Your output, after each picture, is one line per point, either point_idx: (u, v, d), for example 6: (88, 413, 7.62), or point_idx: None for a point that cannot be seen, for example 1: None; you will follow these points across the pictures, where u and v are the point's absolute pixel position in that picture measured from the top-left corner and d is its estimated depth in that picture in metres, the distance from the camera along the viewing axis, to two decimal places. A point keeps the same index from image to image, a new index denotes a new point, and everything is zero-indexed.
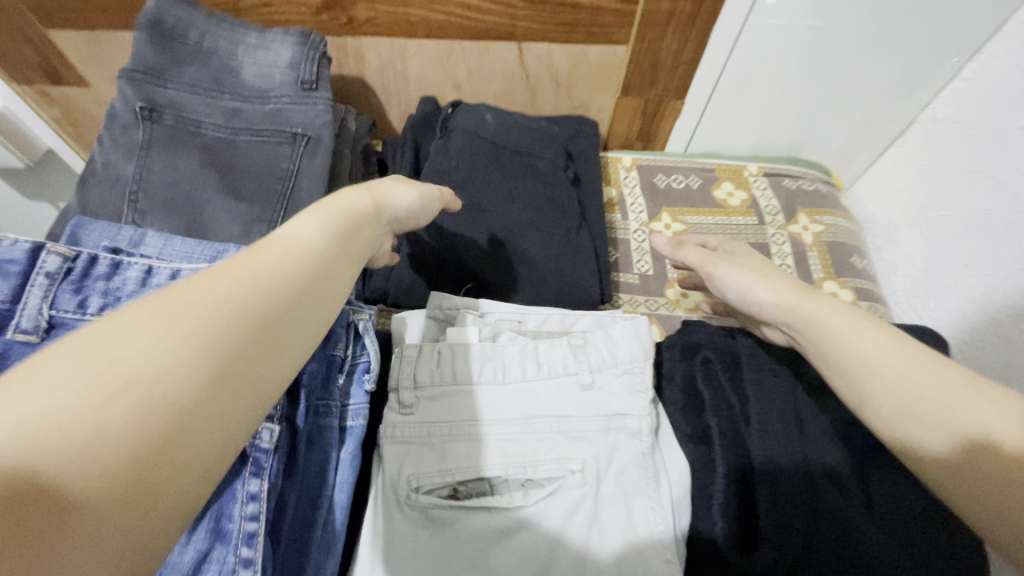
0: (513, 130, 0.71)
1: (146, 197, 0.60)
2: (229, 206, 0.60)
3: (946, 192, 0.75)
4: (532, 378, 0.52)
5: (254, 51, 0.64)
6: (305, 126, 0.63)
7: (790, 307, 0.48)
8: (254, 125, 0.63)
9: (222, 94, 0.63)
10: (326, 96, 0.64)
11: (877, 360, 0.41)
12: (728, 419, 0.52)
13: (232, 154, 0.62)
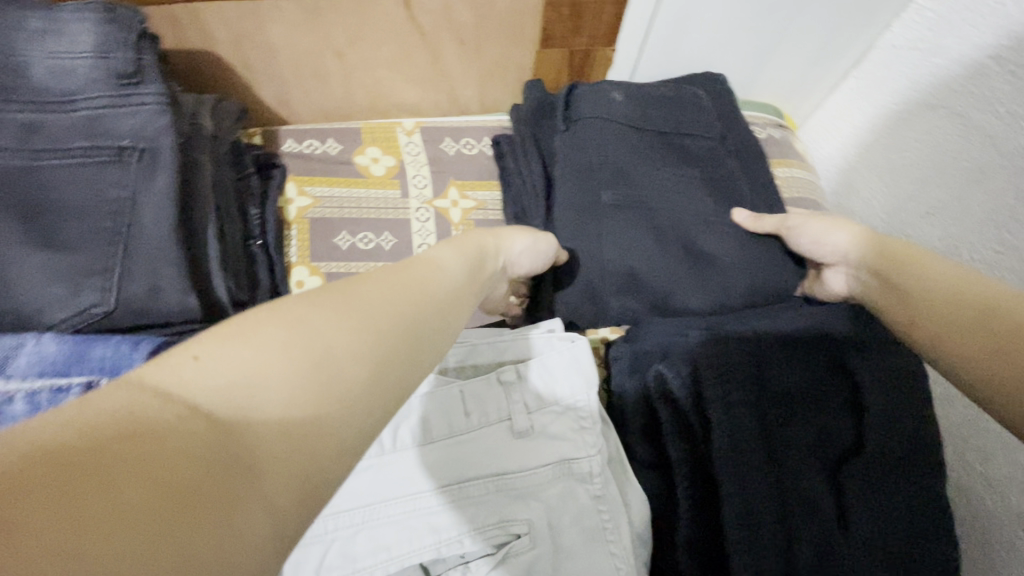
0: (648, 108, 0.63)
1: None
2: (43, 261, 0.44)
3: (903, 131, 0.68)
4: (460, 430, 0.44)
5: (42, 39, 0.48)
6: (135, 136, 0.49)
7: (867, 246, 0.50)
8: (64, 141, 0.48)
9: (5, 103, 0.47)
10: (155, 91, 0.50)
11: (907, 279, 0.44)
12: (688, 445, 0.46)
13: (38, 187, 0.46)
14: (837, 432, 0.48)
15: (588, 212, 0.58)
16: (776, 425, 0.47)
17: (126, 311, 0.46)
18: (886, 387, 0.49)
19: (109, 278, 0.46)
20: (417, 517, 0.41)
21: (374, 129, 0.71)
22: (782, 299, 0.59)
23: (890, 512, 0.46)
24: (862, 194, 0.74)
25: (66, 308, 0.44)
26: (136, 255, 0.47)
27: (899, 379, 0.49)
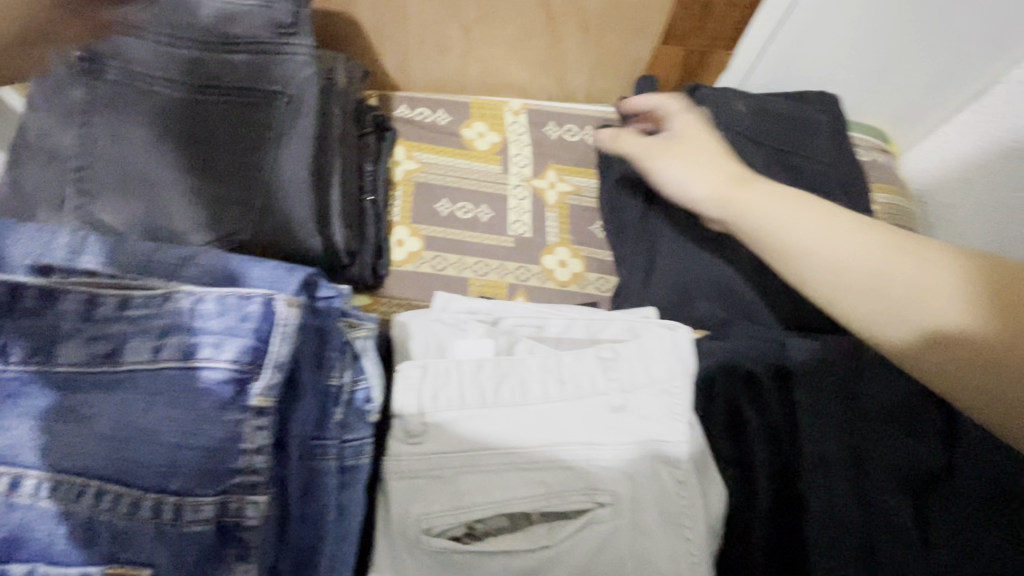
0: (766, 121, 0.64)
1: (93, 173, 0.46)
2: (195, 186, 0.47)
3: None
4: (557, 398, 0.45)
5: None
6: (284, 82, 0.52)
7: (722, 199, 0.45)
8: (223, 79, 0.51)
9: (177, 38, 0.50)
10: (307, 44, 0.54)
11: (805, 237, 0.39)
12: (773, 443, 0.47)
13: (194, 117, 0.49)
14: (934, 464, 0.46)
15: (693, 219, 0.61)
16: (870, 443, 0.46)
17: (264, 245, 0.49)
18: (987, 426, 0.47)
19: (249, 211, 0.48)
20: (509, 470, 0.44)
21: (481, 106, 0.74)
22: None
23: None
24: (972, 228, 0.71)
25: (213, 237, 0.47)
26: (273, 197, 0.49)
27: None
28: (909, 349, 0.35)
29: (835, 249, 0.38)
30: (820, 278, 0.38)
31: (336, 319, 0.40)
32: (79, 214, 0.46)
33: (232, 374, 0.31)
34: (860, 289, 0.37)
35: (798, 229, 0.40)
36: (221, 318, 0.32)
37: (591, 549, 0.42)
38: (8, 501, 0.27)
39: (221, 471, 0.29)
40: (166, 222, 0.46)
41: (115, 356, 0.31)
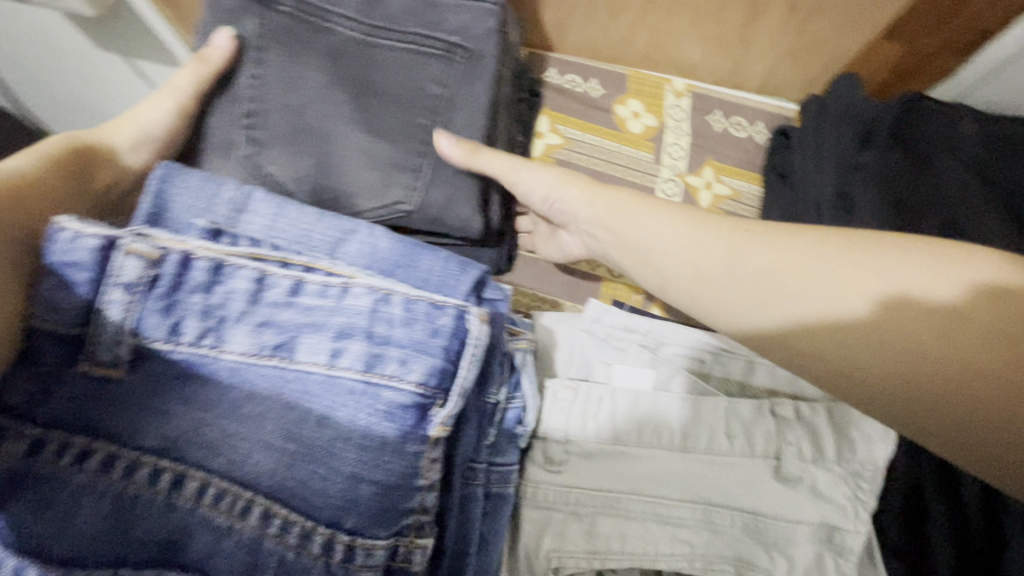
0: (997, 156, 0.54)
1: (265, 123, 0.42)
2: (363, 144, 0.42)
3: None
4: (721, 451, 0.39)
5: None
6: (460, 32, 0.45)
7: (608, 207, 0.42)
8: (398, 23, 0.44)
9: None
10: None
11: (677, 243, 0.38)
12: (967, 551, 0.40)
13: (365, 64, 0.43)
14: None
15: None
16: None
17: (425, 221, 0.44)
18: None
19: (417, 182, 0.43)
20: (652, 521, 0.38)
21: (641, 82, 0.65)
22: None
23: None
24: None
25: (378, 206, 0.43)
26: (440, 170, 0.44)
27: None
28: (876, 335, 0.30)
29: (772, 251, 0.34)
30: (792, 279, 0.33)
31: (501, 327, 0.35)
32: (247, 163, 0.41)
33: (415, 400, 0.27)
34: (812, 285, 0.32)
35: (696, 245, 0.37)
36: (407, 327, 0.28)
37: None
38: (171, 501, 0.26)
39: (389, 510, 0.28)
40: (331, 187, 0.42)
41: (284, 350, 0.28)
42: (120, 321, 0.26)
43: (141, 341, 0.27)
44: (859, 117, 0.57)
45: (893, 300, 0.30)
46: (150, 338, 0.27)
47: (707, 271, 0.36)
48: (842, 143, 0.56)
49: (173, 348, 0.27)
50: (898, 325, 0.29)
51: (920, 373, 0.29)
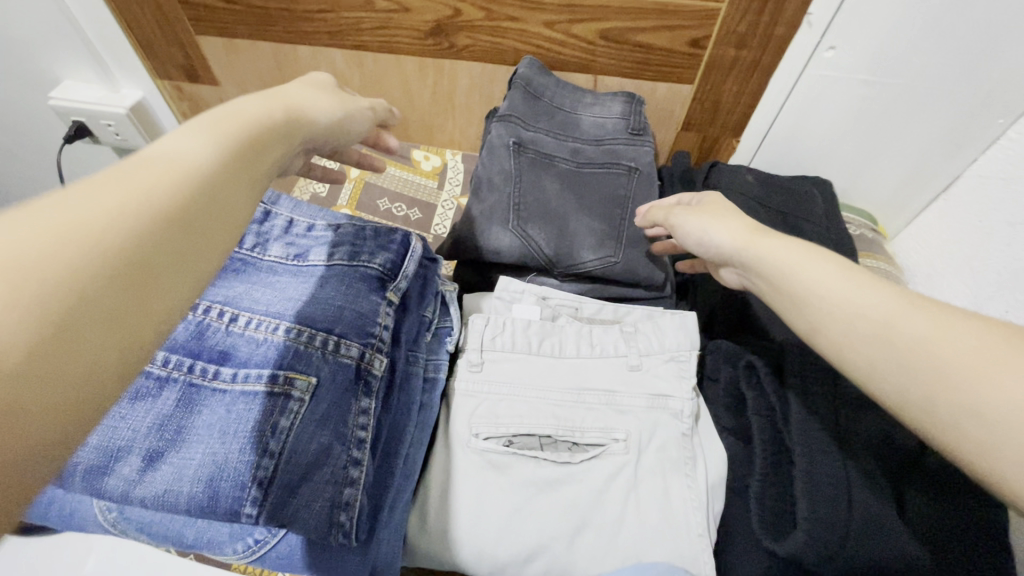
0: (773, 191, 0.81)
1: (527, 209, 0.68)
2: (587, 222, 0.69)
3: (981, 236, 0.78)
4: (586, 355, 0.59)
5: (591, 106, 0.80)
6: (634, 161, 0.75)
7: (743, 244, 0.49)
8: (596, 160, 0.75)
9: (568, 138, 0.76)
10: (650, 140, 0.77)
11: (826, 291, 0.40)
12: (767, 418, 0.58)
13: (582, 181, 0.72)
14: (905, 443, 0.56)
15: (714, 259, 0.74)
16: (852, 424, 0.57)
17: (615, 262, 0.68)
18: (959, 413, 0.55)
19: (618, 244, 0.68)
20: (543, 402, 0.56)
21: None
22: None
23: (946, 522, 0.52)
24: (947, 291, 0.83)
25: (595, 256, 0.67)
26: (630, 233, 0.69)
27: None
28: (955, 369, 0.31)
29: (886, 316, 0.36)
30: (934, 357, 0.32)
31: (437, 269, 0.56)
32: (518, 231, 0.66)
33: (377, 276, 0.47)
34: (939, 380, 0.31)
35: (858, 303, 0.38)
36: (373, 241, 0.49)
37: (593, 490, 0.52)
38: (231, 328, 0.42)
39: (365, 331, 0.44)
40: (570, 243, 0.67)
41: (301, 256, 0.48)
42: None
43: None
44: (688, 177, 0.86)
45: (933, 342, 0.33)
46: None
47: (830, 320, 0.39)
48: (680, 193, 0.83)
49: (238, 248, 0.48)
50: (968, 438, 0.30)
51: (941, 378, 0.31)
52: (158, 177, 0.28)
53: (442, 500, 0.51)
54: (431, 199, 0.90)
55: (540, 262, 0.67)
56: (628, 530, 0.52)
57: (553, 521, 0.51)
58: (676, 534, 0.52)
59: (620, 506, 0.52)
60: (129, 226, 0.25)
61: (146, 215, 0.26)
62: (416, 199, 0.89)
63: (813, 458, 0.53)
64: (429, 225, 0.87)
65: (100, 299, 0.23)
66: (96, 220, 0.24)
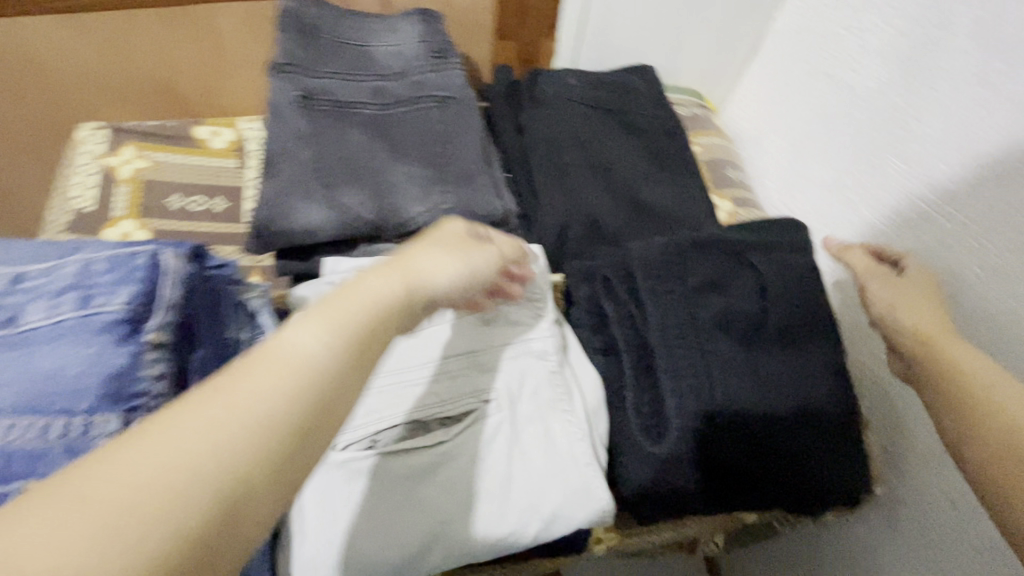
0: (598, 89, 0.78)
1: (332, 172, 0.58)
2: (406, 170, 0.61)
3: (794, 92, 0.83)
4: (437, 322, 0.55)
5: (382, 33, 0.69)
6: (445, 89, 0.67)
7: (920, 333, 0.45)
8: (402, 96, 0.65)
9: (364, 77, 0.66)
10: (457, 61, 0.69)
11: (981, 376, 0.39)
12: (631, 328, 0.59)
13: (392, 124, 0.63)
14: (751, 311, 0.59)
15: (553, 174, 0.70)
16: (703, 311, 0.58)
17: (449, 207, 0.61)
18: (781, 268, 0.61)
19: (446, 186, 0.61)
20: (402, 387, 0.51)
21: None
22: (704, 220, 0.70)
23: (798, 368, 0.57)
24: (771, 151, 0.88)
25: (424, 207, 0.60)
26: (459, 171, 0.63)
27: (786, 258, 0.61)
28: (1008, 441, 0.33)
29: None
30: None
31: (227, 279, 0.46)
32: (327, 201, 0.57)
33: (124, 315, 0.36)
34: None
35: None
36: (111, 272, 0.38)
37: (474, 460, 0.50)
38: None
39: (122, 394, 0.35)
40: (392, 199, 0.59)
41: (12, 319, 0.36)
42: None
43: None
44: (512, 92, 0.79)
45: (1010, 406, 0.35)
46: None
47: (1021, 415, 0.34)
48: (507, 113, 0.77)
49: None
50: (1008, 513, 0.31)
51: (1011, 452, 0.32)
52: (291, 380, 0.24)
53: (311, 531, 0.45)
54: (234, 182, 0.75)
55: (365, 229, 0.58)
56: (519, 482, 0.51)
57: (441, 504, 0.48)
58: (566, 473, 0.51)
59: (507, 466, 0.51)
60: (226, 477, 0.21)
61: (267, 430, 0.23)
62: (215, 186, 0.74)
63: (673, 356, 0.55)
64: (239, 213, 0.72)
65: (203, 551, 0.20)
66: (202, 455, 0.21)
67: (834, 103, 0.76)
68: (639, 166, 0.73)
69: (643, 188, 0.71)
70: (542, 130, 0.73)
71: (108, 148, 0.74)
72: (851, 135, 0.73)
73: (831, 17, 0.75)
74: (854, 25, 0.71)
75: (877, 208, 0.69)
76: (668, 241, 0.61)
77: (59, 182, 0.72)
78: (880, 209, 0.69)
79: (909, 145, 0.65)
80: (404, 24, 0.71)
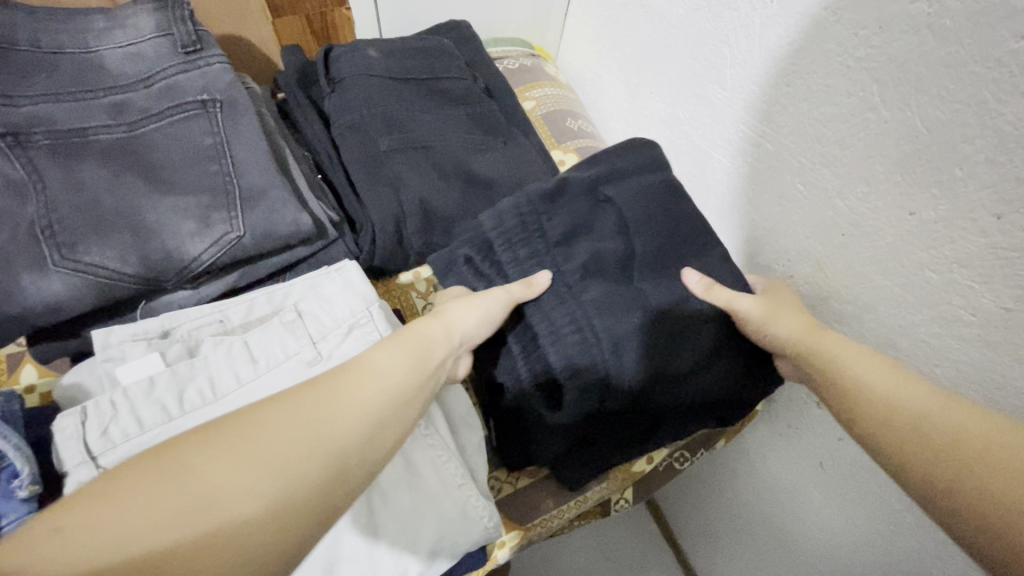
0: (407, 58, 0.69)
1: (69, 225, 0.46)
2: (174, 203, 0.50)
3: (617, 28, 0.79)
4: (250, 378, 0.46)
5: (109, 33, 0.55)
6: (207, 91, 0.55)
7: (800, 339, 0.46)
8: (152, 110, 0.53)
9: (93, 92, 0.52)
10: (217, 52, 0.57)
11: (847, 368, 0.41)
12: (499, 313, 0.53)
13: (144, 147, 0.51)
14: (616, 252, 0.53)
15: (374, 164, 0.62)
16: (560, 278, 0.53)
17: (241, 236, 0.51)
18: (638, 195, 0.55)
19: (232, 212, 0.51)
20: None
21: None
22: (545, 183, 0.66)
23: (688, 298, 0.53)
24: (608, 92, 0.85)
25: (208, 243, 0.50)
26: (244, 187, 0.53)
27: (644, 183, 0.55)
28: (921, 426, 0.35)
29: (940, 405, 0.35)
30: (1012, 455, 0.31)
31: None
32: (69, 264, 0.45)
33: None
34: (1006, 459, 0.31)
35: (896, 387, 0.38)
36: None
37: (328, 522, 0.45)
38: None
39: None
40: (161, 243, 0.48)
41: None
42: None
43: None
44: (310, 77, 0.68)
45: (898, 393, 0.37)
46: None
47: (899, 403, 0.37)
48: (308, 101, 0.67)
49: None
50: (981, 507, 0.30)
51: (927, 439, 0.34)
52: (376, 387, 0.34)
53: None
54: None
55: (134, 285, 0.48)
56: (387, 529, 0.46)
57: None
58: (436, 505, 0.47)
59: (370, 516, 0.46)
60: (359, 427, 0.32)
61: (368, 414, 0.33)
62: None
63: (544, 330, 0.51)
64: None
65: (303, 498, 0.29)
66: (329, 423, 0.31)
67: (653, 34, 0.73)
68: (469, 139, 0.66)
69: (476, 160, 0.65)
70: (353, 117, 0.64)
71: None
72: (673, 67, 0.71)
73: None
74: None
75: (709, 138, 0.68)
76: (516, 201, 0.53)
77: None
78: (710, 138, 0.68)
79: (723, 69, 0.63)
80: (137, 16, 0.57)
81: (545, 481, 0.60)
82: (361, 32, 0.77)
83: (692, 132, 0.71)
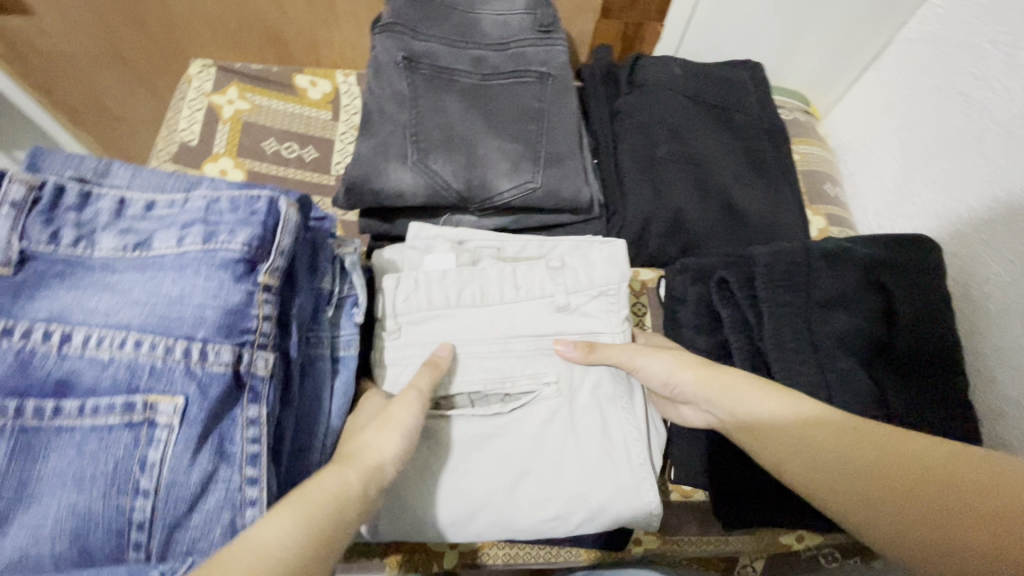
0: (702, 82, 0.74)
1: (428, 138, 0.59)
2: (499, 145, 0.60)
3: (915, 111, 0.76)
4: (510, 299, 0.55)
5: (491, 2, 0.68)
6: (547, 66, 0.65)
7: (705, 383, 0.49)
8: (503, 69, 0.65)
9: (468, 44, 0.65)
10: (562, 38, 0.67)
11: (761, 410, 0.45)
12: (744, 334, 0.58)
13: (490, 96, 0.63)
14: (873, 332, 0.57)
15: (646, 164, 0.68)
16: (812, 329, 0.57)
17: (537, 187, 0.60)
18: (910, 292, 0.58)
19: (537, 166, 0.61)
20: (472, 358, 0.53)
21: None
22: (795, 234, 0.67)
23: (925, 388, 0.56)
24: (874, 168, 0.82)
25: (512, 185, 0.60)
26: (550, 150, 0.62)
27: (917, 280, 0.59)
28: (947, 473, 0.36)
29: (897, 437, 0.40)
30: (916, 468, 0.37)
31: (323, 234, 0.48)
32: (420, 166, 0.58)
33: (242, 255, 0.38)
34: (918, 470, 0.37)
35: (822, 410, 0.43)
36: (234, 212, 0.40)
37: (529, 440, 0.51)
38: (63, 352, 0.35)
39: (237, 327, 0.37)
40: (481, 174, 0.59)
41: (143, 244, 0.39)
42: (8, 227, 0.37)
43: (26, 246, 0.37)
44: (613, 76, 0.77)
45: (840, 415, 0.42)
46: (34, 243, 0.37)
47: (790, 440, 0.43)
48: (606, 95, 0.75)
49: (54, 249, 0.38)
50: (906, 504, 0.37)
51: (846, 447, 0.40)
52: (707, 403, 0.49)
53: None
54: (327, 135, 0.76)
55: (451, 197, 0.59)
56: (569, 473, 0.50)
57: (489, 474, 0.50)
58: (618, 475, 0.51)
59: (557, 455, 0.51)
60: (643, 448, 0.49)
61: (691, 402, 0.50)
62: (309, 136, 0.75)
63: (789, 364, 0.55)
64: (329, 165, 0.74)
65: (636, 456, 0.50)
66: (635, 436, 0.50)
67: (960, 123, 0.68)
68: (735, 170, 0.69)
69: (737, 191, 0.68)
70: (644, 120, 0.70)
71: (215, 87, 0.76)
72: (973, 165, 0.66)
73: (971, 27, 0.67)
74: (1003, 38, 0.63)
75: (989, 245, 0.63)
76: (795, 248, 0.60)
77: (168, 114, 0.75)
78: (992, 247, 0.63)
79: None
80: None
81: (692, 505, 0.62)
82: (660, 49, 0.84)
83: (971, 235, 0.66)
